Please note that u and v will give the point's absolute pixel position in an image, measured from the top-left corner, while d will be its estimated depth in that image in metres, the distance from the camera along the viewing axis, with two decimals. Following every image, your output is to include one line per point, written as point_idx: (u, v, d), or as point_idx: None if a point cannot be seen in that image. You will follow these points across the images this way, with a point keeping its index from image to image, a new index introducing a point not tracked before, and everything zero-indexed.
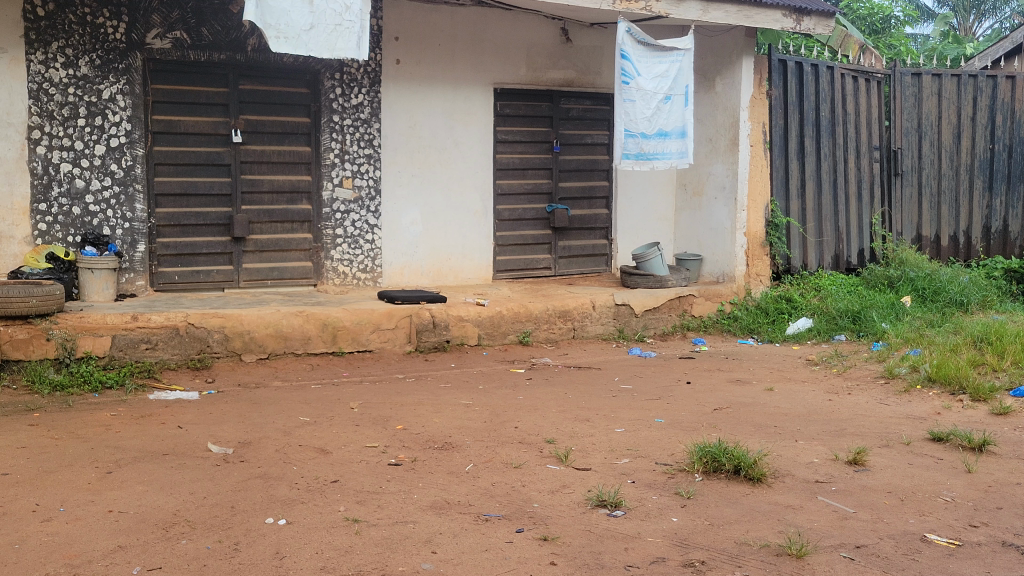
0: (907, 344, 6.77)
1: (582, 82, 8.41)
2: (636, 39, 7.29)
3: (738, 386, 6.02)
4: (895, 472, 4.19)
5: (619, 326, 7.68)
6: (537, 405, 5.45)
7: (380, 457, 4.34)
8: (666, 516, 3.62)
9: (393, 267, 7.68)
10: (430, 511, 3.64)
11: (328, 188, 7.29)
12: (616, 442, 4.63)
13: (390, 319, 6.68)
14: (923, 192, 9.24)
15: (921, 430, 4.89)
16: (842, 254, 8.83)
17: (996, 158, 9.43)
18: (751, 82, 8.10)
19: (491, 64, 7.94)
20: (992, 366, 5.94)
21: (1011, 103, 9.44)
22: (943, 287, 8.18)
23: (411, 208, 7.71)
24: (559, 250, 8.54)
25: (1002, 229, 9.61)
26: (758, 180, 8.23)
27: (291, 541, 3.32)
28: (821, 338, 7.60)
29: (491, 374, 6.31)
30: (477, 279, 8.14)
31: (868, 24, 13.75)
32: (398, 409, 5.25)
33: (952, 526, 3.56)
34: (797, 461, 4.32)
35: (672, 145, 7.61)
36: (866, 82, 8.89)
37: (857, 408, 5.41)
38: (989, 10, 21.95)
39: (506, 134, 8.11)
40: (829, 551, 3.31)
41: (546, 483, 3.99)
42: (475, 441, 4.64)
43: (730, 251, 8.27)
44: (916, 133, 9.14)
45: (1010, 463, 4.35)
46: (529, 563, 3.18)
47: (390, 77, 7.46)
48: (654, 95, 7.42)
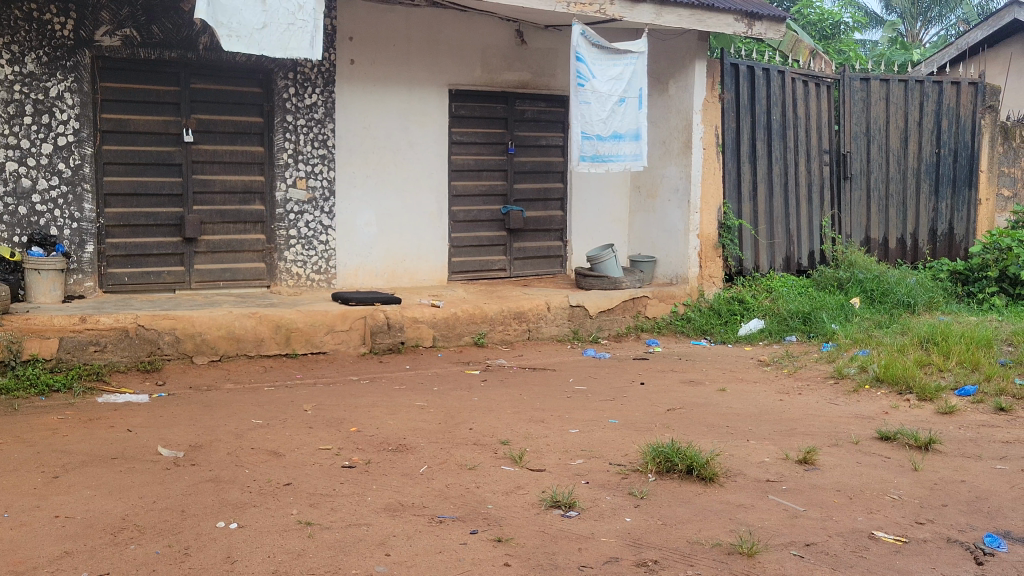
0: (856, 344, 6.88)
1: (537, 84, 8.43)
2: (591, 41, 7.32)
3: (691, 387, 6.07)
4: (844, 471, 4.26)
5: (573, 328, 7.71)
6: (492, 406, 5.45)
7: (334, 459, 4.31)
8: (619, 516, 3.64)
9: (347, 268, 7.64)
10: (384, 513, 3.62)
11: (282, 189, 7.23)
12: (570, 443, 4.64)
13: (344, 321, 6.64)
14: (872, 196, 9.39)
15: (869, 430, 4.96)
16: (793, 256, 8.95)
17: (942, 163, 9.74)
18: (703, 85, 8.18)
19: (446, 65, 7.93)
20: (938, 365, 6.06)
21: (956, 108, 9.79)
22: (892, 288, 8.30)
23: (366, 210, 7.68)
24: (514, 252, 8.54)
25: (947, 231, 9.93)
26: (711, 183, 8.32)
27: (242, 545, 3.29)
28: (773, 339, 7.68)
29: (446, 376, 6.30)
30: (431, 281, 8.11)
31: (819, 30, 13.96)
32: (352, 411, 5.22)
33: (899, 523, 3.63)
34: (749, 460, 4.37)
35: (626, 148, 7.66)
36: (816, 86, 9.00)
37: (807, 408, 5.49)
38: (936, 17, 22.40)
39: (461, 135, 8.10)
40: (780, 549, 3.35)
41: (501, 484, 4.00)
42: (430, 442, 4.63)
43: (684, 253, 8.34)
44: (865, 137, 9.28)
45: (955, 461, 4.45)
46: (483, 564, 3.18)
47: (344, 78, 7.42)
48: (609, 97, 7.46)
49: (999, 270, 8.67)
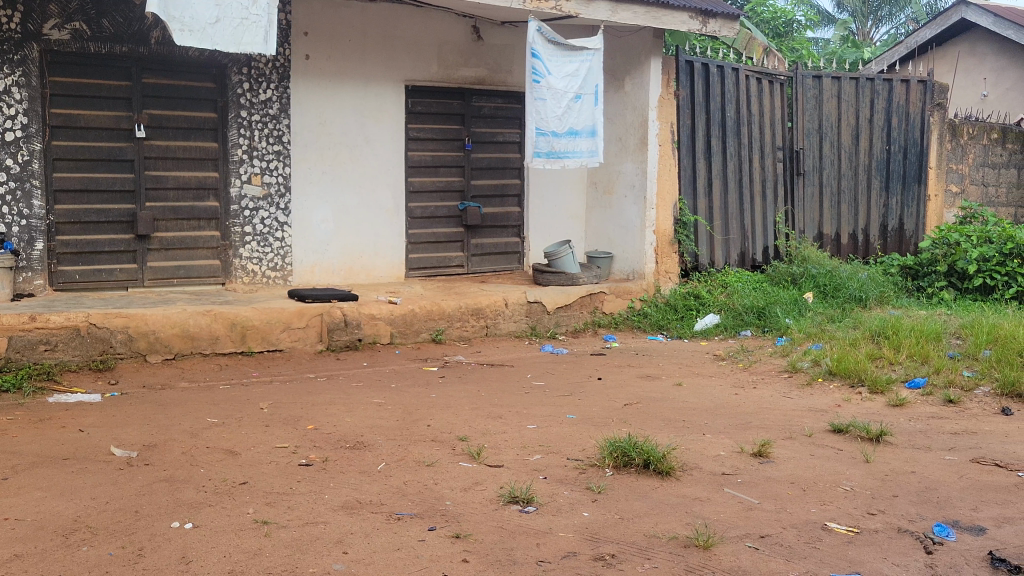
0: (809, 338, 6.97)
1: (493, 80, 8.42)
2: (546, 38, 7.33)
3: (648, 381, 6.12)
4: (797, 463, 4.32)
5: (531, 324, 7.73)
6: (450, 403, 5.44)
7: (291, 458, 4.28)
8: (576, 511, 3.66)
9: (304, 266, 7.59)
10: (341, 511, 3.61)
11: (236, 185, 7.16)
12: (528, 439, 4.65)
13: (300, 319, 6.60)
14: (824, 192, 9.51)
15: (822, 423, 5.03)
16: (748, 252, 9.04)
17: (892, 159, 9.90)
18: (659, 82, 8.24)
19: (402, 61, 7.90)
20: (889, 358, 6.16)
21: (906, 106, 9.95)
22: (844, 283, 8.42)
23: (322, 207, 7.64)
24: (472, 248, 8.53)
25: (898, 227, 10.10)
26: (666, 180, 8.38)
27: (198, 545, 3.26)
28: (728, 333, 7.76)
29: (404, 373, 6.27)
30: (388, 278, 8.09)
31: (772, 28, 14.10)
32: (309, 409, 5.19)
33: (851, 514, 3.69)
34: (705, 454, 4.41)
35: (583, 144, 7.69)
36: (770, 83, 9.09)
37: (762, 401, 5.56)
38: (885, 15, 22.75)
39: (418, 132, 8.07)
40: (735, 541, 3.38)
41: (458, 481, 4.00)
42: (387, 439, 4.61)
43: (640, 249, 8.40)
44: (817, 134, 9.42)
45: (906, 452, 4.52)
46: (441, 561, 3.18)
47: (300, 73, 7.36)
48: (565, 93, 7.48)
49: (947, 265, 8.84)
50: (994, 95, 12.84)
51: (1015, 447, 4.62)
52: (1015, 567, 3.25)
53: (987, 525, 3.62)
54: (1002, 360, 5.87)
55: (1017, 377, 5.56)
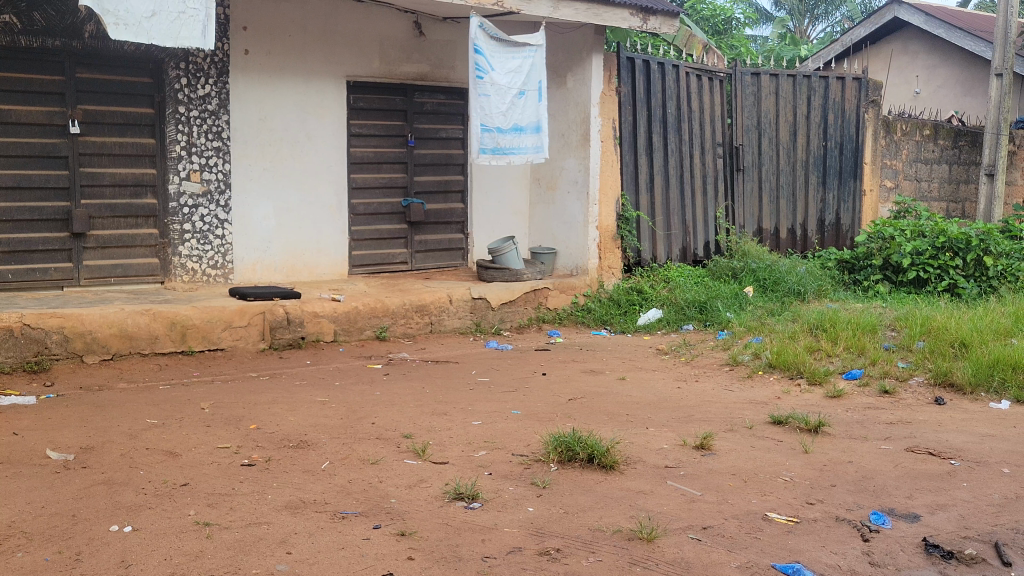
0: (749, 332, 7.08)
1: (435, 76, 8.40)
2: (489, 34, 7.33)
3: (591, 376, 6.17)
4: (738, 455, 4.38)
5: (476, 320, 7.73)
6: (395, 400, 5.42)
7: (233, 458, 4.23)
8: (521, 506, 3.67)
9: (245, 263, 7.50)
10: (285, 511, 3.57)
11: (175, 182, 7.05)
12: (473, 435, 4.66)
13: (242, 317, 6.52)
14: (763, 187, 9.66)
15: (762, 415, 5.12)
16: (689, 247, 9.15)
17: (829, 155, 10.08)
18: (600, 79, 8.28)
19: (343, 56, 7.84)
20: (827, 351, 6.28)
21: (842, 103, 10.14)
22: (783, 277, 8.56)
23: (263, 204, 7.55)
24: (415, 245, 8.50)
25: (834, 222, 10.30)
26: (609, 176, 8.43)
27: (137, 548, 3.20)
28: (670, 328, 7.85)
29: (348, 371, 6.24)
30: (331, 275, 8.03)
31: (711, 25, 14.27)
32: (251, 409, 5.13)
33: (791, 504, 3.75)
34: (647, 447, 4.45)
35: (527, 140, 7.70)
36: (709, 80, 9.19)
37: (704, 395, 5.63)
38: (822, 14, 23.20)
39: (360, 128, 8.02)
40: (678, 533, 3.42)
41: (403, 478, 3.98)
42: (331, 438, 4.58)
43: (583, 244, 8.44)
44: (756, 130, 9.55)
45: (843, 443, 4.62)
46: (386, 559, 3.17)
47: (239, 68, 7.26)
48: (508, 90, 7.48)
49: (883, 259, 9.01)
50: (926, 92, 13.15)
51: (948, 436, 4.74)
52: (948, 552, 3.36)
53: (921, 512, 3.71)
54: (935, 351, 6.02)
55: (949, 368, 5.72)
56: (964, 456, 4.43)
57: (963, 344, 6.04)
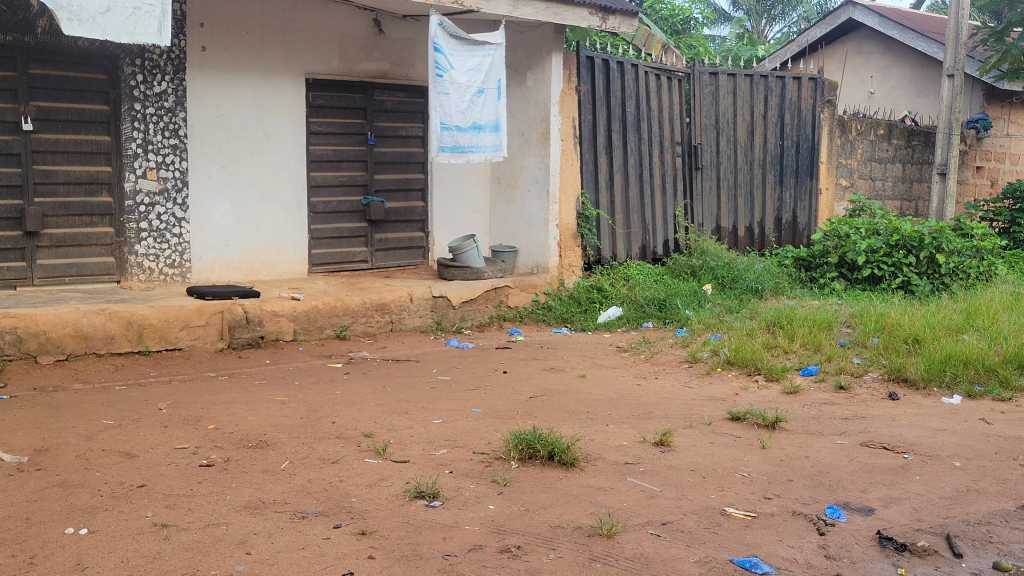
0: (708, 329, 7.15)
1: (395, 74, 8.37)
2: (448, 32, 7.32)
3: (552, 374, 6.19)
4: (697, 451, 4.43)
5: (436, 318, 7.72)
6: (355, 399, 5.40)
7: (191, 459, 4.19)
8: (482, 504, 3.68)
9: (202, 262, 7.42)
10: (244, 511, 3.55)
11: (131, 180, 6.96)
12: (434, 434, 4.65)
13: (200, 316, 6.46)
14: (722, 186, 9.74)
15: (721, 411, 5.17)
16: (649, 245, 9.21)
17: (785, 154, 10.20)
18: (561, 77, 8.30)
19: (302, 54, 7.79)
20: (783, 347, 6.36)
21: (798, 102, 10.26)
22: (741, 275, 8.64)
23: (222, 202, 7.48)
24: (376, 243, 8.47)
25: (791, 220, 10.42)
26: (569, 174, 8.45)
27: (93, 550, 3.17)
28: (630, 325, 7.89)
29: (307, 370, 6.20)
30: (291, 274, 7.98)
31: (670, 25, 14.38)
32: (209, 409, 5.08)
33: (749, 499, 3.80)
34: (607, 444, 4.48)
35: (486, 139, 7.70)
36: (668, 80, 9.25)
37: (663, 392, 5.67)
38: (779, 14, 23.49)
39: (319, 125, 7.98)
40: (637, 529, 3.45)
41: (364, 477, 3.97)
42: (291, 438, 4.55)
43: (543, 242, 8.46)
44: (714, 129, 9.63)
45: (800, 438, 4.68)
46: (346, 558, 3.16)
47: (196, 65, 7.18)
48: (467, 88, 7.48)
49: (838, 257, 9.13)
50: (880, 92, 13.34)
51: (902, 430, 4.83)
52: (901, 544, 3.41)
53: (876, 506, 3.78)
54: (889, 347, 6.12)
55: (903, 363, 5.82)
56: (917, 450, 4.51)
57: (916, 340, 6.14)
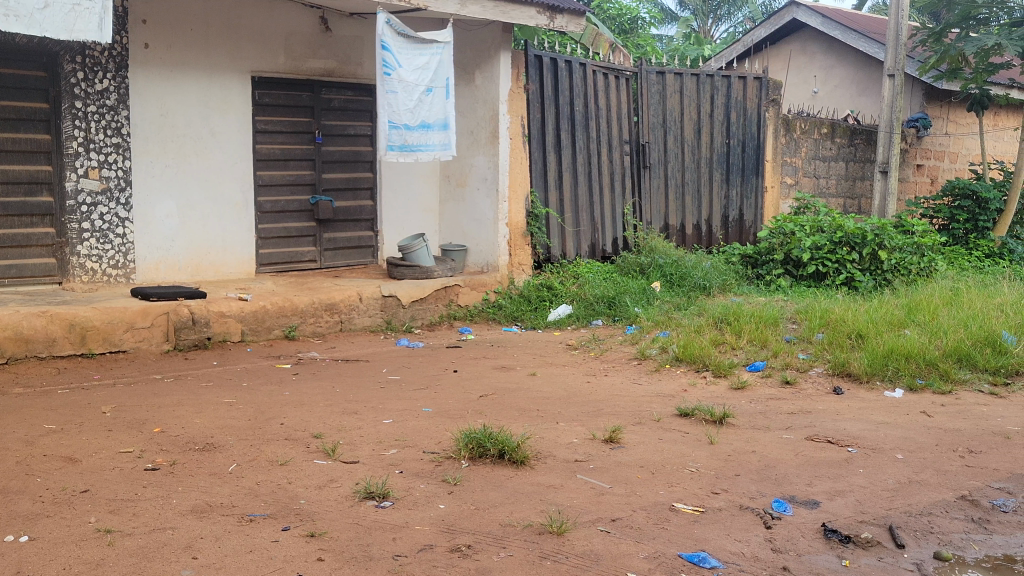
0: (656, 325, 7.20)
1: (342, 72, 8.31)
2: (395, 30, 7.29)
3: (502, 372, 6.20)
4: (646, 447, 4.46)
5: (386, 318, 7.68)
6: (304, 400, 5.36)
7: (136, 462, 4.12)
8: (432, 503, 3.67)
9: (147, 262, 7.31)
10: (190, 515, 3.50)
11: (72, 180, 6.82)
12: (384, 434, 4.63)
13: (144, 318, 6.35)
14: (669, 184, 9.83)
15: (670, 407, 5.21)
16: (598, 243, 9.26)
17: (731, 152, 10.31)
18: (509, 76, 8.30)
19: (247, 52, 7.70)
20: (731, 344, 6.42)
21: (743, 101, 10.39)
22: (689, 272, 8.72)
23: (166, 201, 7.37)
24: (324, 242, 8.41)
25: (737, 218, 10.56)
26: (518, 172, 8.45)
27: (34, 558, 3.10)
28: (580, 323, 7.92)
29: (256, 371, 6.13)
30: (238, 273, 7.88)
31: (617, 24, 14.47)
32: (155, 412, 5.00)
33: (698, 494, 3.84)
34: (558, 442, 4.49)
35: (435, 137, 7.67)
36: (616, 79, 9.31)
37: (613, 389, 5.70)
38: (725, 14, 23.80)
39: (266, 124, 7.89)
40: (587, 526, 3.47)
41: (313, 479, 3.94)
42: (239, 440, 4.50)
43: (493, 241, 8.46)
44: (662, 128, 9.71)
45: (746, 433, 4.74)
46: (295, 561, 3.13)
47: (138, 62, 7.06)
48: (415, 86, 7.45)
49: (784, 254, 9.25)
50: (824, 92, 13.55)
51: (846, 424, 4.91)
52: (846, 537, 3.47)
53: (821, 499, 3.84)
54: (834, 342, 6.22)
55: (846, 358, 5.92)
56: (860, 443, 4.59)
57: (860, 335, 6.25)
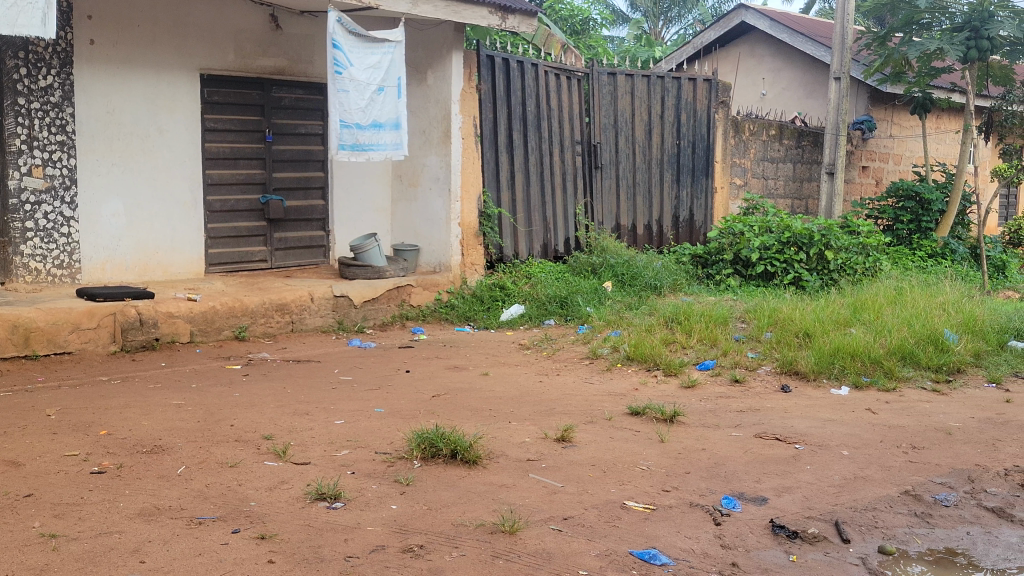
0: (608, 325, 7.25)
1: (293, 70, 8.25)
2: (347, 29, 7.24)
3: (455, 372, 6.20)
4: (598, 446, 4.49)
5: (338, 318, 7.64)
6: (254, 401, 5.30)
7: (82, 466, 4.05)
8: (384, 504, 3.66)
9: (93, 262, 7.19)
10: (138, 518, 3.45)
11: (15, 178, 6.65)
12: (335, 435, 4.60)
13: (90, 319, 6.24)
14: (621, 184, 9.89)
15: (621, 406, 5.25)
16: (550, 243, 9.29)
17: (682, 153, 10.41)
18: (461, 76, 8.29)
19: (196, 49, 7.60)
20: (681, 343, 6.49)
21: (693, 103, 10.49)
22: (640, 272, 8.79)
23: (112, 200, 7.26)
24: (275, 242, 8.34)
25: (688, 218, 10.66)
26: (470, 173, 8.44)
27: None
28: (532, 323, 7.95)
29: (206, 372, 6.06)
30: (186, 273, 7.79)
31: (569, 25, 14.54)
32: (101, 414, 4.92)
33: (648, 492, 3.87)
34: (510, 441, 4.50)
35: (386, 137, 7.63)
36: (568, 79, 9.34)
37: (565, 388, 5.73)
38: (675, 17, 24.02)
39: (215, 122, 7.80)
40: (539, 525, 3.48)
41: (263, 480, 3.91)
42: (187, 441, 4.45)
43: (445, 241, 8.44)
44: (613, 129, 9.77)
45: (696, 431, 4.80)
46: (246, 564, 3.10)
47: (84, 59, 6.94)
48: (367, 85, 7.41)
49: (733, 254, 9.35)
50: (772, 94, 13.73)
51: (793, 422, 4.98)
52: (793, 532, 3.53)
53: (769, 495, 3.89)
54: (782, 341, 6.32)
55: (794, 357, 6.00)
56: (807, 440, 4.67)
57: (807, 333, 6.35)
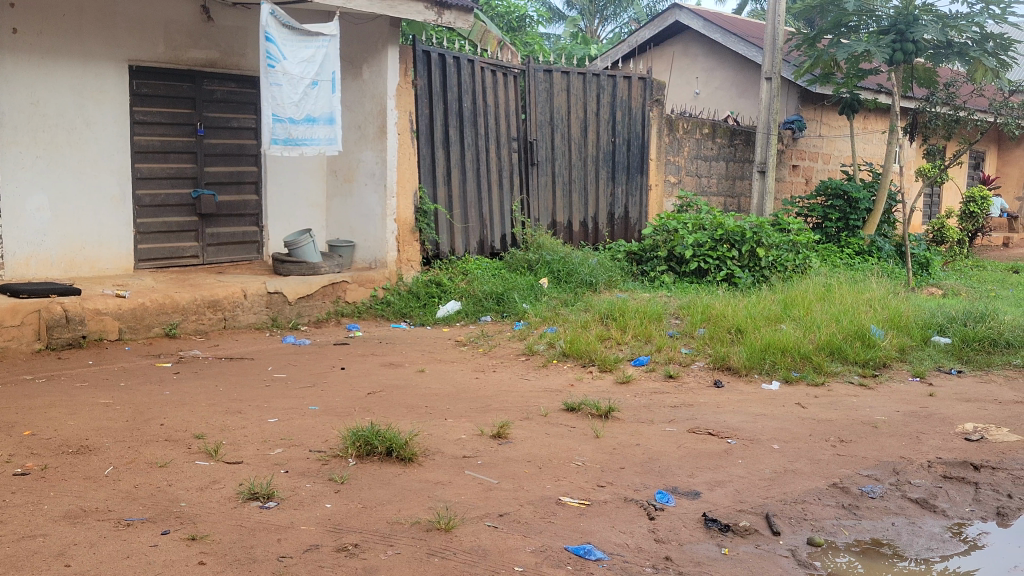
0: (544, 321, 7.28)
1: (225, 63, 8.10)
2: (280, 22, 7.13)
3: (390, 369, 6.15)
4: (533, 442, 4.50)
5: (271, 315, 7.54)
6: (184, 399, 5.21)
7: (4, 467, 3.94)
8: (318, 503, 3.62)
9: (17, 258, 7.00)
10: (63, 521, 3.37)
11: None
12: (268, 433, 4.54)
13: (14, 316, 6.06)
14: (556, 181, 9.93)
15: (557, 402, 5.28)
16: (486, 239, 9.29)
17: (616, 150, 10.50)
18: (396, 71, 8.23)
19: (124, 39, 7.43)
20: (616, 339, 6.55)
21: (628, 101, 10.57)
22: (575, 269, 8.83)
23: (37, 193, 7.07)
24: (207, 238, 8.19)
25: (623, 215, 10.75)
26: (406, 168, 8.39)
27: None
28: (469, 320, 7.94)
29: (134, 370, 5.92)
30: (115, 269, 7.61)
31: (506, 22, 14.56)
32: (24, 414, 4.78)
33: (583, 488, 3.90)
34: (446, 438, 4.49)
35: (319, 131, 7.54)
36: (504, 76, 9.32)
37: (500, 384, 5.74)
38: (611, 15, 24.19)
39: (144, 115, 7.63)
40: (475, 522, 3.48)
41: (195, 480, 3.84)
42: (115, 441, 4.35)
43: (381, 236, 8.39)
44: (549, 125, 9.80)
45: (631, 426, 4.84)
46: (175, 566, 3.04)
47: (6, 48, 6.74)
48: (300, 80, 7.32)
49: (667, 251, 9.43)
50: (705, 93, 13.91)
51: (726, 417, 5.06)
52: (725, 526, 3.58)
53: (701, 489, 3.95)
54: (714, 337, 6.41)
55: (726, 353, 6.10)
56: (739, 435, 4.74)
57: (739, 329, 6.46)
